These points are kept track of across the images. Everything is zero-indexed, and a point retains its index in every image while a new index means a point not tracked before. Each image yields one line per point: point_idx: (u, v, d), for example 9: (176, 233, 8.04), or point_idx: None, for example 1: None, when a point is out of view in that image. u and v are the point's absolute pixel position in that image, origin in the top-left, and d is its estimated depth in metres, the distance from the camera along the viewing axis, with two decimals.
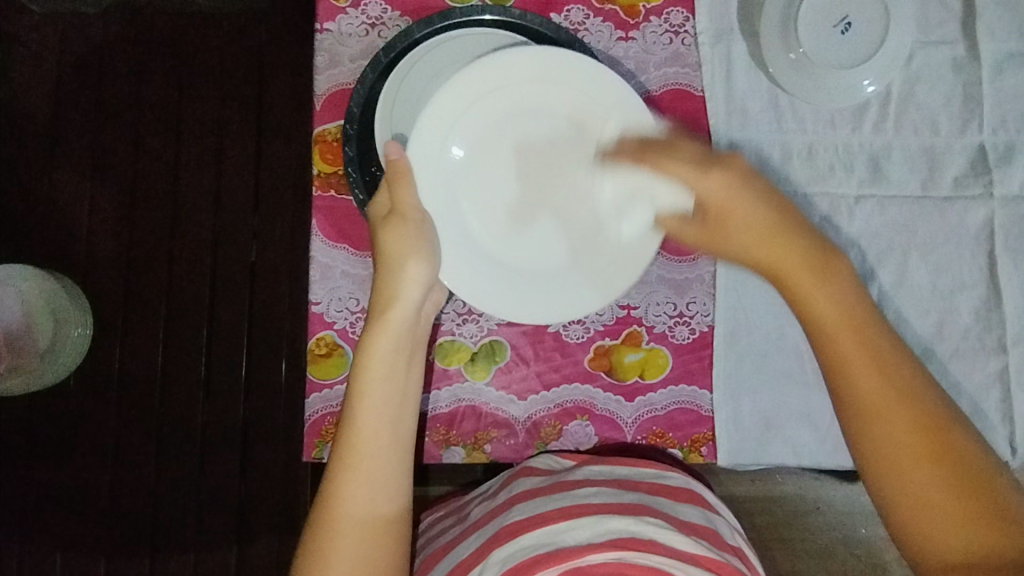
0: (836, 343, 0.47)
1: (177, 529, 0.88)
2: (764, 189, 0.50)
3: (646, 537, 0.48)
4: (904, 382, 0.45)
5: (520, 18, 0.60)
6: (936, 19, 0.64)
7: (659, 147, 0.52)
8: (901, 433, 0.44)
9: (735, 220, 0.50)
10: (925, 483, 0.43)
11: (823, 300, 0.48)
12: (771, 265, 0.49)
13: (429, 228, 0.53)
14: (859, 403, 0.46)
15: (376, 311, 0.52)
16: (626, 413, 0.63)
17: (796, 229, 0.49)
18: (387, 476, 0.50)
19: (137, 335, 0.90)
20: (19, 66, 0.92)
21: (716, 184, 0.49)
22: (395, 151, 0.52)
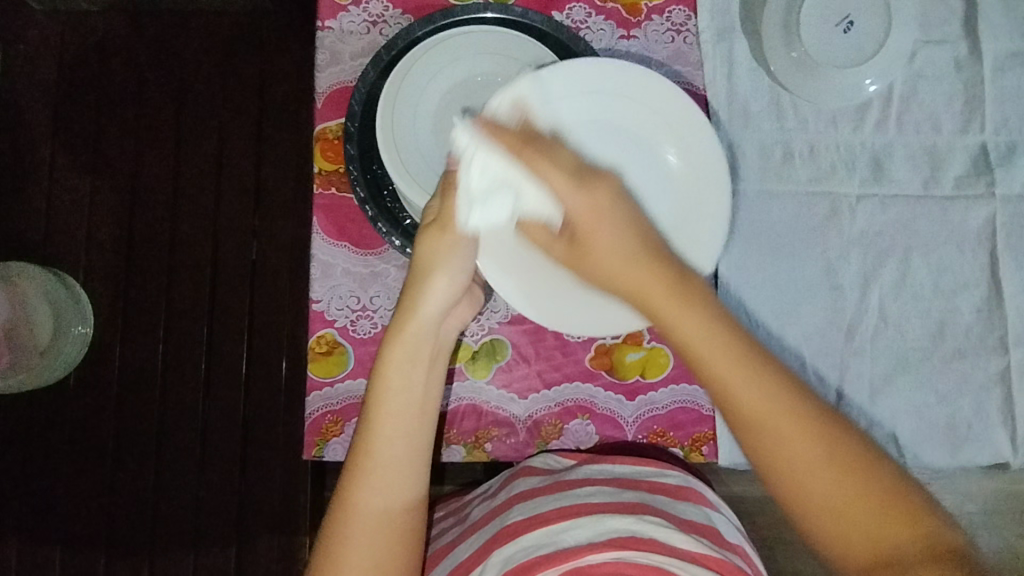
0: (714, 369, 0.42)
1: (177, 528, 0.88)
2: (625, 207, 0.48)
3: (646, 535, 0.48)
4: (787, 400, 0.41)
5: (521, 16, 0.60)
6: (937, 18, 0.64)
7: (540, 148, 0.49)
8: (801, 452, 0.41)
9: (598, 238, 0.47)
10: (823, 487, 0.40)
11: (694, 324, 0.43)
12: (633, 286, 0.46)
13: (467, 246, 0.51)
14: (743, 413, 0.42)
15: (405, 319, 0.52)
16: (627, 412, 0.63)
17: (658, 251, 0.46)
18: (409, 485, 0.50)
19: (137, 333, 0.90)
20: (18, 64, 0.92)
21: (584, 202, 0.47)
22: (456, 163, 0.50)
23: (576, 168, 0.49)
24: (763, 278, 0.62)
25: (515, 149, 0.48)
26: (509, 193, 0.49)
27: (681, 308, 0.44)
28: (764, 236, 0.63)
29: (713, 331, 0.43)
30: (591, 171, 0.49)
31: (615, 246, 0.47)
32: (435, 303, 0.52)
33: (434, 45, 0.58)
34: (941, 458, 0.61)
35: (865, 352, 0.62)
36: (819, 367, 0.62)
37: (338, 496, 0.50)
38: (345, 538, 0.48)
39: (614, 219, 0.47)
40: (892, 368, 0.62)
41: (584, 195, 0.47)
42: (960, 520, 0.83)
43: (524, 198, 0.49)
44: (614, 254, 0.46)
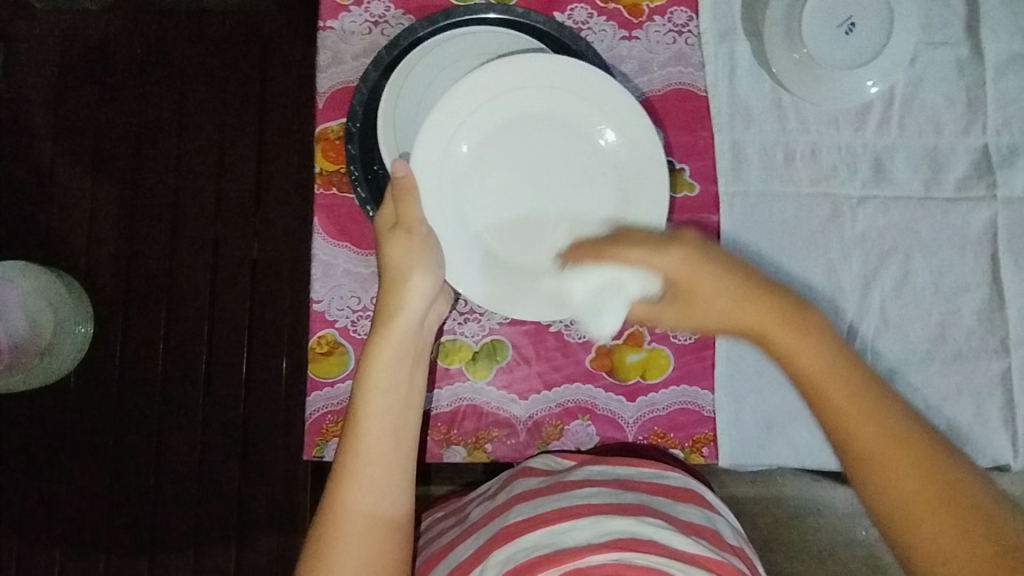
0: (830, 400, 0.44)
1: (177, 528, 0.88)
2: (724, 256, 0.50)
3: (646, 537, 0.48)
4: (897, 427, 0.43)
5: (523, 16, 0.59)
6: (939, 20, 0.64)
7: (615, 239, 0.53)
8: (899, 468, 0.42)
9: (701, 293, 0.49)
10: (940, 541, 0.40)
11: (803, 345, 0.46)
12: (749, 327, 0.48)
13: (433, 242, 0.53)
14: (858, 455, 0.43)
15: (383, 321, 0.53)
16: (627, 413, 0.63)
17: (769, 289, 0.48)
18: (396, 482, 0.50)
19: (138, 333, 0.90)
20: (20, 64, 0.92)
21: (676, 261, 0.49)
22: (401, 168, 0.52)
23: (661, 238, 0.51)
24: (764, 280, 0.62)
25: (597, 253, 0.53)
26: (614, 290, 0.53)
27: (793, 336, 0.46)
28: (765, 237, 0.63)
29: (825, 353, 0.45)
30: (676, 233, 0.51)
31: (721, 301, 0.48)
32: (413, 304, 0.53)
33: (436, 46, 0.59)
34: None
35: (866, 354, 0.62)
36: None
37: (327, 496, 0.50)
38: (336, 538, 0.48)
39: (721, 267, 0.49)
40: (893, 370, 0.62)
41: (676, 259, 0.49)
42: None
43: (627, 285, 0.52)
44: (721, 305, 0.48)
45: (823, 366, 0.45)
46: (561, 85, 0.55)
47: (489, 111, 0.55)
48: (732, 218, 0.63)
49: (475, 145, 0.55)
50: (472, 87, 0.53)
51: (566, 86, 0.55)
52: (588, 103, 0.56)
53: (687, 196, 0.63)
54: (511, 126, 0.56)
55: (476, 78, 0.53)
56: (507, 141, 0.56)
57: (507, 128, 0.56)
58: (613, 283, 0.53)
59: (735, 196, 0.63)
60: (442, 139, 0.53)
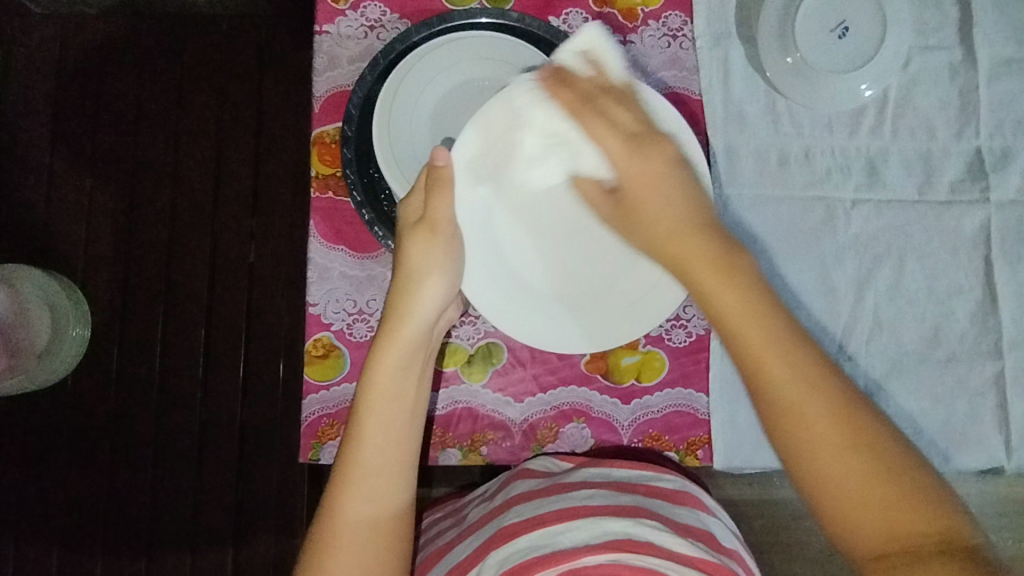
0: (749, 342, 0.42)
1: (175, 529, 0.88)
2: (672, 172, 0.48)
3: (642, 538, 0.48)
4: (818, 370, 0.42)
5: (517, 21, 0.60)
6: (932, 24, 0.64)
7: (596, 98, 0.49)
8: (814, 414, 0.41)
9: (649, 202, 0.48)
10: (850, 474, 0.40)
11: (716, 281, 0.44)
12: (667, 249, 0.47)
13: (457, 243, 0.52)
14: (777, 395, 0.42)
15: (399, 320, 0.52)
16: (622, 415, 0.63)
17: (700, 212, 0.47)
18: (401, 485, 0.51)
19: (136, 334, 0.90)
20: (19, 67, 0.92)
21: (637, 163, 0.48)
22: (442, 158, 0.49)
23: (635, 129, 0.49)
24: None
25: (574, 107, 0.49)
26: (565, 152, 0.51)
27: (711, 275, 0.44)
28: (760, 240, 0.63)
29: (743, 292, 0.43)
30: (651, 134, 0.49)
31: (668, 207, 0.47)
32: (426, 308, 0.53)
33: (441, 46, 0.58)
34: (936, 461, 0.62)
35: (860, 356, 0.62)
36: None
37: (328, 495, 0.50)
38: (336, 537, 0.49)
39: (669, 184, 0.48)
40: (887, 371, 0.62)
41: (632, 159, 0.49)
42: None
43: (581, 158, 0.51)
44: (662, 218, 0.47)
45: (752, 316, 0.43)
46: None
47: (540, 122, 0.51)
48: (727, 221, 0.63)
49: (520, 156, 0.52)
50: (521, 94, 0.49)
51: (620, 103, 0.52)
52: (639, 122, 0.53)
53: None
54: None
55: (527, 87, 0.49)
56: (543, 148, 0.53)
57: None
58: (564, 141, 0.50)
59: (730, 200, 0.63)
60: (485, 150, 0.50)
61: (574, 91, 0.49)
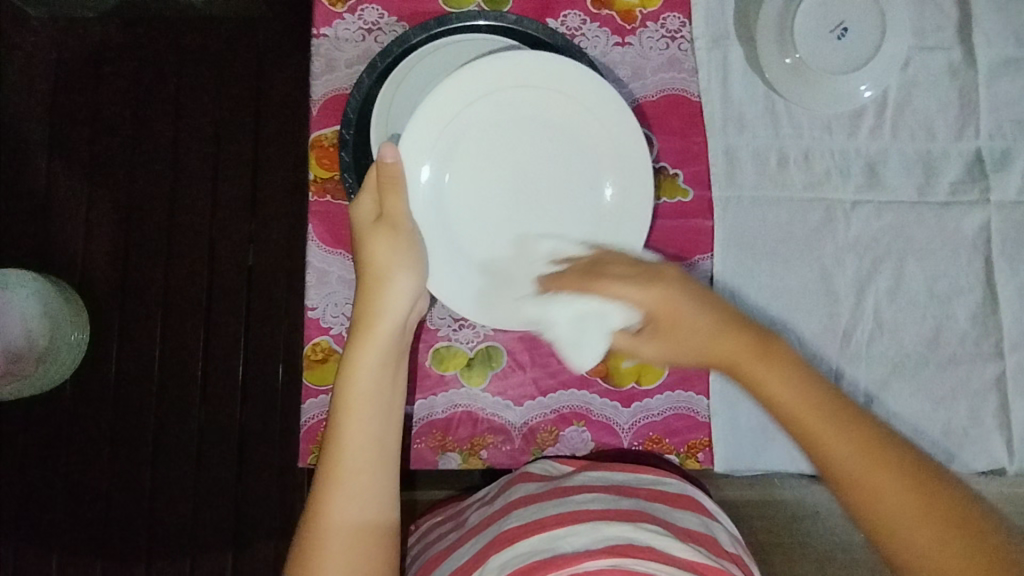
0: (810, 429, 0.46)
1: (175, 534, 0.88)
2: (701, 293, 0.51)
3: (643, 543, 0.48)
4: (884, 451, 0.44)
5: (515, 23, 0.60)
6: (932, 24, 0.64)
7: (596, 271, 0.52)
8: (886, 490, 0.43)
9: (682, 323, 0.50)
10: (928, 544, 0.41)
11: (783, 386, 0.47)
12: (721, 362, 0.49)
13: (417, 239, 0.53)
14: (840, 477, 0.45)
15: (367, 320, 0.52)
16: (623, 419, 0.63)
17: (744, 326, 0.49)
18: (379, 486, 0.50)
19: (135, 338, 0.90)
20: (17, 70, 0.92)
21: (656, 296, 0.50)
22: (390, 155, 0.51)
23: (639, 272, 0.51)
24: (759, 285, 0.62)
25: (580, 284, 0.52)
26: (592, 318, 0.52)
27: (774, 378, 0.47)
28: (760, 241, 0.63)
29: (807, 395, 0.46)
30: (655, 266, 0.52)
31: (704, 331, 0.49)
32: (397, 305, 0.52)
33: (443, 44, 0.59)
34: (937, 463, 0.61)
35: (861, 358, 0.62)
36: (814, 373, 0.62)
37: (312, 499, 0.50)
38: (321, 540, 0.48)
39: (700, 302, 0.50)
40: (887, 374, 0.62)
41: (656, 291, 0.50)
42: None
43: (609, 315, 0.52)
44: (702, 340, 0.49)
45: (820, 412, 0.46)
46: (550, 83, 0.55)
47: (473, 111, 0.54)
48: (727, 223, 0.63)
49: (463, 142, 0.55)
50: (466, 81, 0.53)
51: (555, 85, 0.55)
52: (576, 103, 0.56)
53: (681, 201, 0.63)
54: (495, 123, 0.56)
55: (460, 78, 0.53)
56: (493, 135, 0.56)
57: (494, 127, 0.56)
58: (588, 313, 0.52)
59: (729, 202, 0.63)
60: (429, 139, 0.53)
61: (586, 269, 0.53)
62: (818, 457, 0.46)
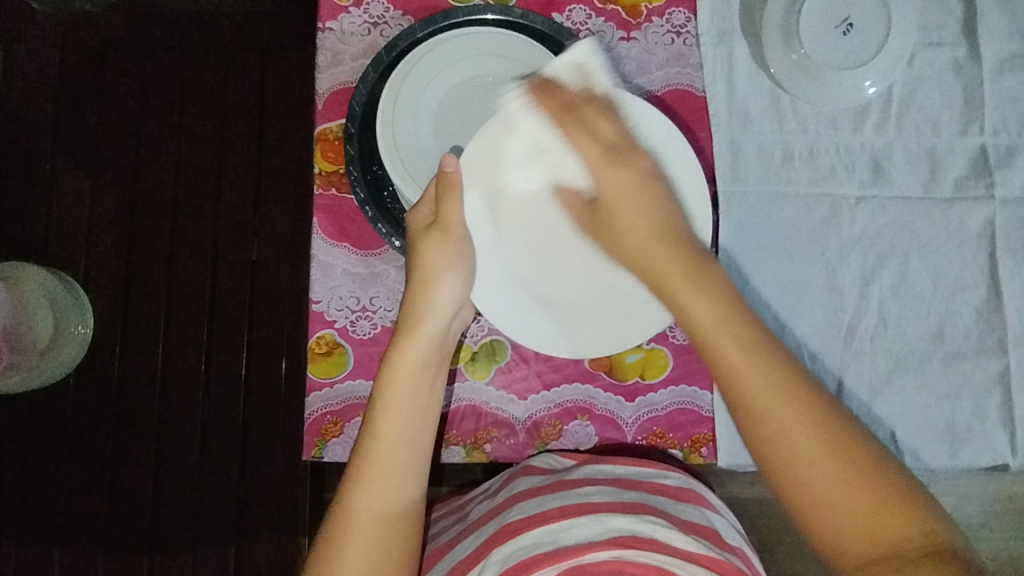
0: (734, 372, 0.44)
1: (177, 527, 0.88)
2: (650, 178, 0.51)
3: (648, 535, 0.48)
4: (790, 387, 0.43)
5: (521, 18, 0.60)
6: (937, 20, 0.64)
7: (578, 116, 0.50)
8: (789, 430, 0.42)
9: (624, 215, 0.50)
10: (822, 478, 0.41)
11: (702, 305, 0.45)
12: (639, 263, 0.49)
13: (469, 247, 0.53)
14: (745, 403, 0.43)
15: (415, 321, 0.53)
16: (626, 413, 0.63)
17: (681, 239, 0.49)
18: (412, 488, 0.50)
19: (139, 332, 0.90)
20: (22, 65, 0.92)
21: (615, 177, 0.51)
22: (450, 164, 0.51)
23: (617, 142, 0.51)
24: (764, 280, 0.62)
25: (557, 116, 0.51)
26: (550, 158, 0.53)
27: (738, 353, 0.44)
28: (765, 235, 0.63)
29: (725, 317, 0.45)
30: (631, 147, 0.52)
31: (642, 230, 0.49)
32: (443, 308, 0.53)
33: (509, 36, 0.59)
34: (939, 460, 0.61)
35: (865, 352, 0.62)
36: (818, 370, 0.62)
37: (343, 487, 0.50)
38: (346, 533, 0.49)
39: (646, 195, 0.50)
40: (890, 369, 0.62)
41: (615, 171, 0.51)
42: (959, 521, 0.83)
43: (563, 165, 0.53)
44: (637, 232, 0.49)
45: (725, 335, 0.44)
46: None
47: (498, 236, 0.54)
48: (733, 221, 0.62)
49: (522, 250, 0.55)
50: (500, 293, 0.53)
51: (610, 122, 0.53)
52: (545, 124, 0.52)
53: None
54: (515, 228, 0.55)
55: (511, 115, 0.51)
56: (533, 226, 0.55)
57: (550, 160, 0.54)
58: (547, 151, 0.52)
59: (734, 196, 0.63)
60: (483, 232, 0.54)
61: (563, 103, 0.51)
62: (731, 396, 0.44)
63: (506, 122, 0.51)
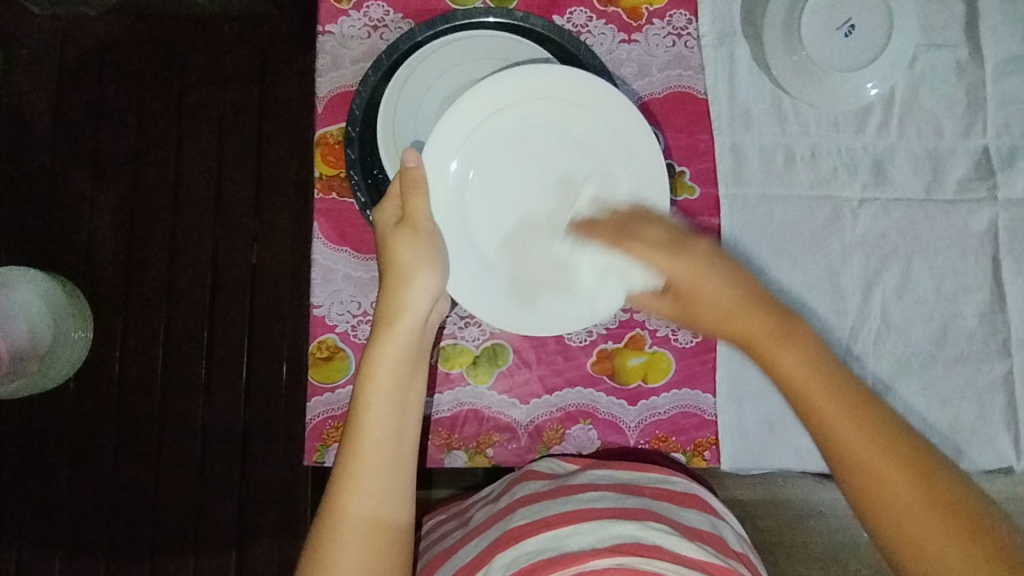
0: (816, 406, 0.44)
1: (178, 532, 0.88)
2: (728, 265, 0.48)
3: (649, 542, 0.47)
4: (907, 445, 0.42)
5: (521, 21, 0.59)
6: (939, 21, 0.64)
7: (629, 227, 0.52)
8: (901, 501, 0.41)
9: (701, 301, 0.48)
10: (944, 552, 0.40)
11: (801, 370, 0.45)
12: (741, 338, 0.47)
13: (438, 240, 0.53)
14: (857, 463, 0.42)
15: (389, 318, 0.52)
16: (629, 417, 0.63)
17: (766, 304, 0.47)
18: (402, 485, 0.50)
19: (140, 336, 0.90)
20: (21, 68, 0.92)
21: (683, 267, 0.49)
22: (413, 159, 0.51)
23: (672, 238, 0.50)
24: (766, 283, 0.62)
25: (609, 240, 0.53)
26: (616, 275, 0.53)
27: (841, 414, 0.43)
28: (766, 238, 0.62)
29: (823, 373, 0.44)
30: (687, 235, 0.50)
31: (720, 305, 0.48)
32: (418, 302, 0.52)
33: (514, 41, 0.60)
34: None
35: (868, 355, 0.62)
36: None
37: (331, 493, 0.49)
38: (336, 538, 0.48)
39: (723, 277, 0.48)
40: (893, 372, 0.62)
41: (680, 263, 0.49)
42: None
43: (630, 276, 0.52)
44: (718, 309, 0.48)
45: (821, 387, 0.44)
46: (526, 96, 0.55)
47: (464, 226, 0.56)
48: (733, 224, 0.63)
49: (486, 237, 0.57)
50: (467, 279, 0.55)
51: (555, 97, 0.55)
52: (500, 114, 0.55)
53: (687, 199, 0.63)
54: (480, 218, 0.57)
55: (455, 111, 0.53)
56: (497, 212, 0.57)
57: (508, 141, 0.56)
58: (614, 271, 0.53)
59: (735, 199, 0.63)
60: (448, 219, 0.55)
61: (620, 228, 0.52)
62: (830, 450, 0.44)
63: (457, 116, 0.54)
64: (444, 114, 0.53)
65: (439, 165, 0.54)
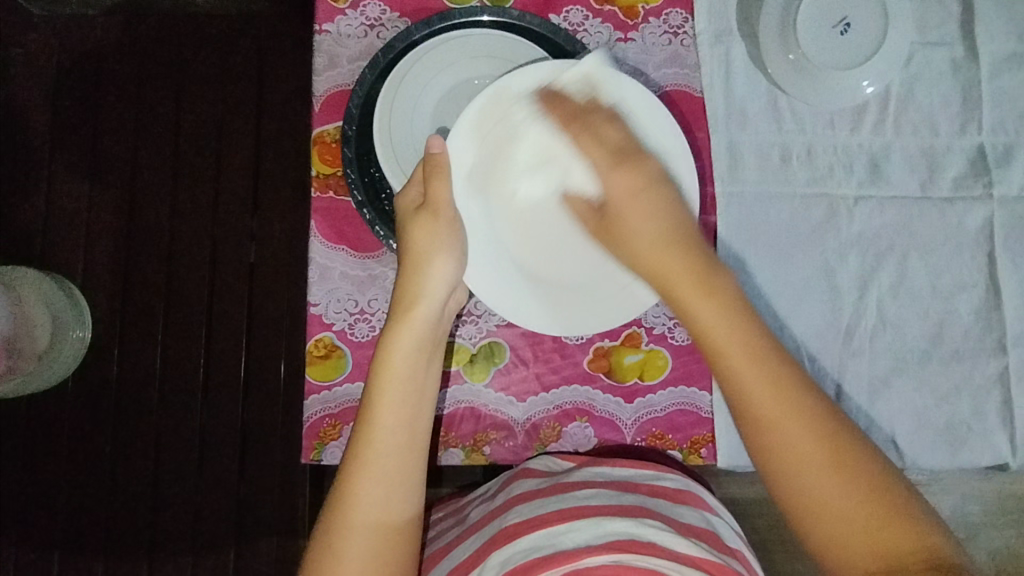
0: (725, 362, 0.47)
1: (176, 530, 0.88)
2: (663, 190, 0.52)
3: (646, 539, 0.48)
4: (791, 384, 0.45)
5: (518, 19, 0.60)
6: (935, 20, 0.64)
7: (588, 121, 0.52)
8: (791, 438, 0.44)
9: (629, 223, 0.52)
10: (826, 486, 0.43)
11: (711, 315, 0.47)
12: (653, 270, 0.50)
13: (459, 226, 0.53)
14: (750, 405, 0.46)
15: (407, 304, 0.53)
16: (626, 414, 0.63)
17: (693, 242, 0.50)
18: (413, 474, 0.50)
19: (138, 335, 0.90)
20: (19, 68, 0.92)
21: (622, 183, 0.52)
22: (438, 146, 0.51)
23: (616, 152, 0.53)
24: (762, 280, 0.62)
25: (565, 123, 0.52)
26: (557, 166, 0.55)
27: (767, 394, 0.45)
28: (763, 237, 0.63)
29: (730, 319, 0.47)
30: (637, 151, 0.53)
31: (648, 228, 0.51)
32: (435, 288, 0.53)
33: (511, 39, 0.59)
34: (939, 460, 0.61)
35: (864, 353, 0.62)
36: (817, 370, 0.62)
37: (340, 483, 0.49)
38: (346, 523, 0.48)
39: (658, 201, 0.51)
40: (890, 370, 0.62)
41: (620, 176, 0.52)
42: (959, 522, 0.83)
43: (571, 173, 0.55)
44: (644, 237, 0.51)
45: (734, 334, 0.47)
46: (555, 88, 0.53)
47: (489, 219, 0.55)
48: (730, 221, 0.62)
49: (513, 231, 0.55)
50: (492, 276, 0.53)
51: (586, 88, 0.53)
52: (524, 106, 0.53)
53: None
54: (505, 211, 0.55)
55: (480, 104, 0.52)
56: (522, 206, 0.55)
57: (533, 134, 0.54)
58: (559, 160, 0.54)
59: (732, 198, 0.63)
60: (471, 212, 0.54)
61: (580, 111, 0.52)
62: (733, 395, 0.47)
63: (483, 108, 0.52)
64: (468, 107, 0.51)
65: (462, 157, 0.53)
